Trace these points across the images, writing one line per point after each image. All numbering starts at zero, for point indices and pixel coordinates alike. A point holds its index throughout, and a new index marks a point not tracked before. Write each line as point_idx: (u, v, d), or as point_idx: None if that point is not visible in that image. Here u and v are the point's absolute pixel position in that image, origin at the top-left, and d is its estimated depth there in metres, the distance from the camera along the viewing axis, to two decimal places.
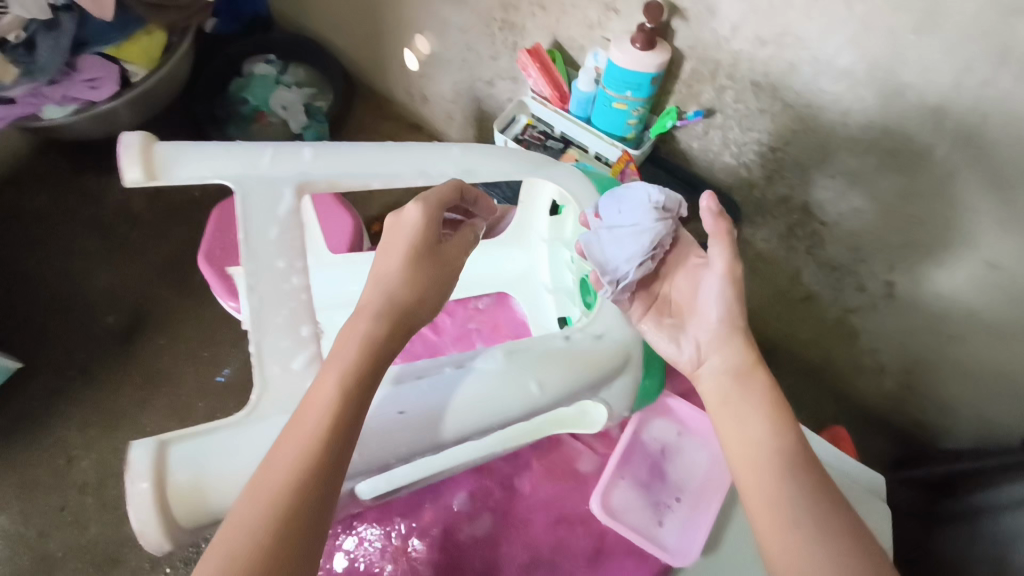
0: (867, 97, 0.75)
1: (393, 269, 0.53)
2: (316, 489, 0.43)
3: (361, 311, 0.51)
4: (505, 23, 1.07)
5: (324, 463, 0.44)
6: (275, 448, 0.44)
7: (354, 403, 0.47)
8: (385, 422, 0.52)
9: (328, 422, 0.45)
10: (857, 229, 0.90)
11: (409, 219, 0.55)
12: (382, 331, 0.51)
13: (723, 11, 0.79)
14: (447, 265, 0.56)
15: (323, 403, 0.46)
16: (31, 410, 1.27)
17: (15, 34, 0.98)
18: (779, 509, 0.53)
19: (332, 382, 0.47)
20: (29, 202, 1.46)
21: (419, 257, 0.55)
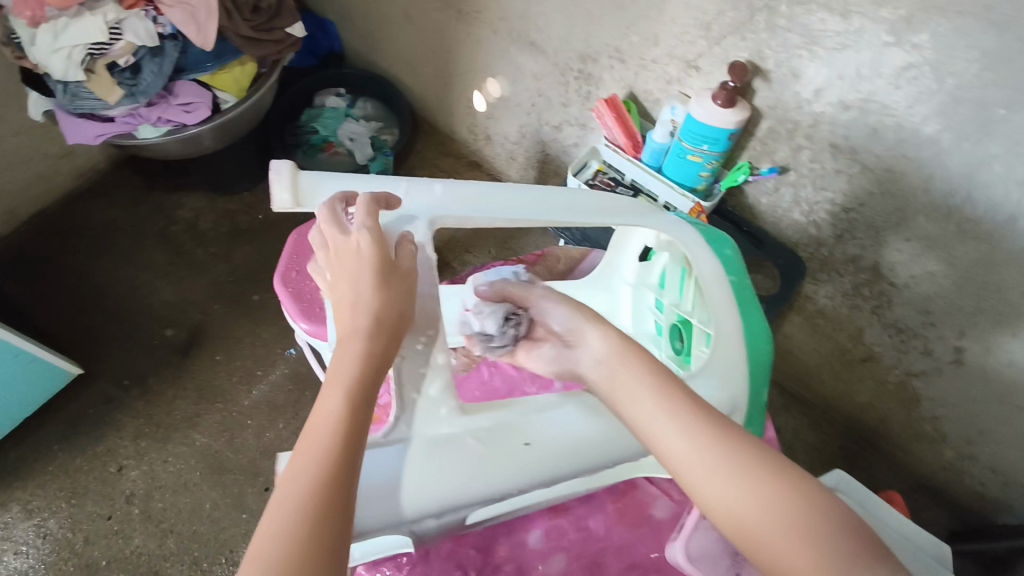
0: (952, 164, 0.77)
1: (372, 295, 0.49)
2: (326, 501, 0.40)
3: (353, 331, 0.48)
4: (580, 74, 1.12)
5: (340, 473, 0.41)
6: (291, 461, 0.43)
7: (360, 413, 0.45)
8: (505, 451, 0.53)
9: (336, 431, 0.43)
10: (932, 292, 0.90)
11: (363, 245, 0.51)
12: (382, 347, 0.48)
13: (808, 75, 0.81)
14: (410, 279, 0.53)
15: (334, 413, 0.44)
16: (87, 417, 1.29)
17: (125, 59, 1.05)
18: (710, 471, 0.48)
19: (337, 397, 0.45)
20: (101, 215, 1.52)
21: (401, 283, 0.52)
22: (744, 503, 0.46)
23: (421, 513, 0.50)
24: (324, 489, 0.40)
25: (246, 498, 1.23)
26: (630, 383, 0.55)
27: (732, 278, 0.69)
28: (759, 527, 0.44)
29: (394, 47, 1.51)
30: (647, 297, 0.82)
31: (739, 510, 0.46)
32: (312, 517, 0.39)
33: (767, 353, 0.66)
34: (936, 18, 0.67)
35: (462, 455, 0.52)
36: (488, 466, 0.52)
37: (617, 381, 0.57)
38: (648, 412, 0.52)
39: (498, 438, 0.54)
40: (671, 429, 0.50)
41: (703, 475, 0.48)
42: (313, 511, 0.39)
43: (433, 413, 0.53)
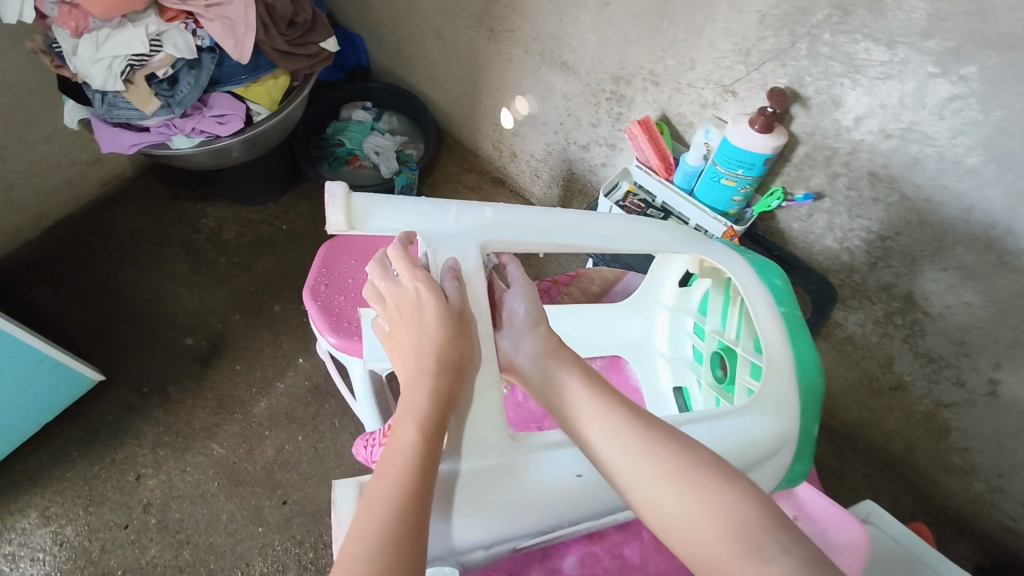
0: (995, 196, 0.76)
1: (436, 337, 0.54)
2: (408, 523, 0.43)
3: (421, 370, 0.52)
4: (613, 95, 1.12)
5: (416, 499, 0.44)
6: (369, 488, 0.45)
7: (432, 444, 0.48)
8: (557, 482, 0.54)
9: (412, 460, 0.46)
10: (968, 323, 0.89)
11: (421, 293, 0.56)
12: (449, 386, 0.53)
13: (849, 103, 0.81)
14: (470, 321, 0.57)
15: (408, 444, 0.47)
16: (107, 424, 1.28)
17: (164, 71, 1.08)
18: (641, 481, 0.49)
19: (410, 428, 0.48)
20: (127, 221, 1.53)
21: (460, 325, 0.56)
22: (667, 491, 0.48)
23: (473, 543, 0.52)
24: (404, 515, 0.43)
25: (262, 511, 1.22)
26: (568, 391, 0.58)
27: (782, 309, 0.71)
28: (685, 517, 0.46)
29: (422, 63, 1.52)
30: (685, 322, 0.87)
31: (666, 503, 0.47)
32: (394, 540, 0.41)
33: (818, 383, 0.67)
34: (985, 50, 0.67)
35: (515, 485, 0.53)
36: (540, 497, 0.53)
37: (560, 394, 0.58)
38: (580, 416, 0.55)
39: (550, 469, 0.54)
40: (600, 428, 0.53)
41: (630, 468, 0.50)
42: (395, 534, 0.42)
43: (488, 442, 0.54)
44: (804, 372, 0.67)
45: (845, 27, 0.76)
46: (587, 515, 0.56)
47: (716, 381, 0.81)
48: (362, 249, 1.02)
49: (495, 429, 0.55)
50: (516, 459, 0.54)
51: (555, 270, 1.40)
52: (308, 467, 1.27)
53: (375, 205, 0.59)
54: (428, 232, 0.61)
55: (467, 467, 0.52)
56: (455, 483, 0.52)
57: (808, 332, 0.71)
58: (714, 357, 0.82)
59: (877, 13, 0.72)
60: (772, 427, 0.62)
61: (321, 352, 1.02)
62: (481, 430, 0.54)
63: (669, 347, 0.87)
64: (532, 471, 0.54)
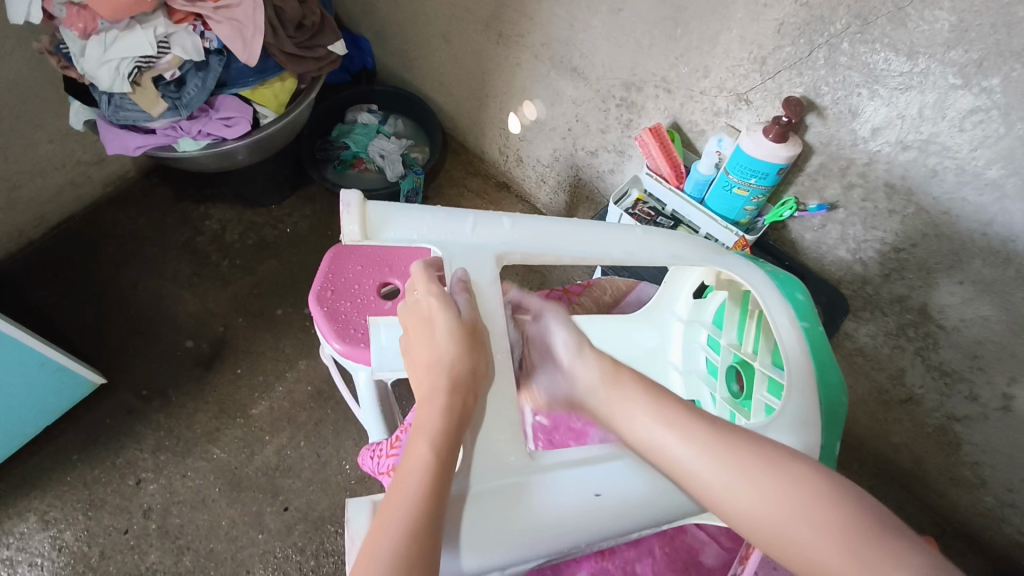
0: (1015, 210, 0.74)
1: (449, 354, 0.53)
2: (421, 549, 0.41)
3: (435, 388, 0.51)
4: (623, 101, 1.11)
5: (429, 521, 0.43)
6: (381, 509, 0.44)
7: (447, 464, 0.47)
8: (571, 503, 0.52)
9: (425, 481, 0.45)
10: (983, 336, 0.88)
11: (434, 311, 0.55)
12: (462, 403, 0.51)
13: (867, 114, 0.80)
14: (483, 337, 0.56)
15: (422, 464, 0.46)
16: (107, 428, 1.27)
17: (171, 73, 1.07)
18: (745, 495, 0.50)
19: (423, 447, 0.47)
20: (130, 223, 1.52)
21: (475, 342, 0.55)
22: (761, 499, 0.50)
23: (487, 568, 0.50)
24: (416, 539, 0.41)
25: (263, 518, 1.20)
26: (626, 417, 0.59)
27: (805, 325, 0.70)
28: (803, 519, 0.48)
29: (429, 66, 1.51)
30: (700, 334, 0.86)
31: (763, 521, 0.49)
32: (406, 565, 0.40)
33: (841, 401, 0.66)
34: (1009, 62, 0.66)
35: (529, 506, 0.51)
36: (555, 518, 0.52)
37: (616, 409, 0.60)
38: (647, 431, 0.56)
39: (564, 489, 0.53)
40: (669, 437, 0.55)
41: (732, 483, 0.51)
42: (409, 559, 0.40)
43: (501, 461, 0.53)
44: (827, 389, 0.66)
45: (865, 36, 0.75)
46: (604, 537, 0.54)
47: (731, 396, 0.80)
48: (368, 255, 1.01)
49: (511, 447, 0.53)
50: (530, 478, 0.53)
51: (561, 277, 1.40)
52: (310, 474, 1.25)
53: (391, 215, 0.58)
54: (444, 243, 0.60)
55: (479, 487, 0.51)
56: (468, 503, 0.50)
57: (830, 348, 0.70)
58: (729, 371, 0.81)
59: (898, 23, 0.72)
60: (793, 445, 0.61)
61: (326, 358, 1.01)
62: (496, 448, 0.53)
63: (682, 358, 0.87)
64: (547, 491, 0.52)
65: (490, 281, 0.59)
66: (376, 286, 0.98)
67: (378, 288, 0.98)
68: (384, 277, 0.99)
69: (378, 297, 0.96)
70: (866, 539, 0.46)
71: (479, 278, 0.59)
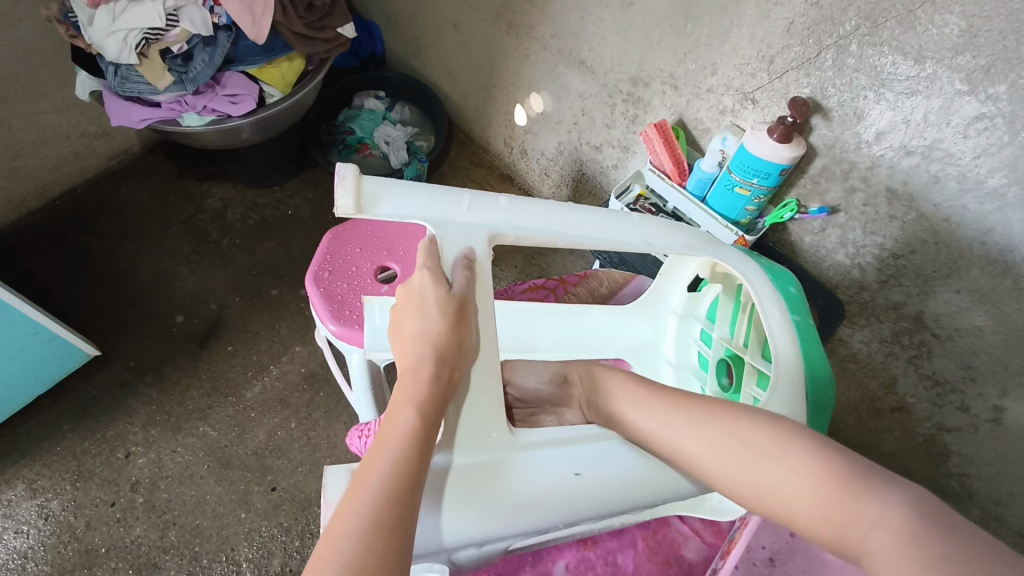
0: (1015, 220, 0.74)
1: (435, 327, 0.53)
2: (399, 504, 0.41)
3: (420, 358, 0.51)
4: (630, 97, 1.11)
5: (410, 481, 0.43)
6: (361, 467, 0.44)
7: (430, 429, 0.47)
8: (551, 480, 0.53)
9: (407, 444, 0.45)
10: (977, 346, 0.85)
11: (424, 286, 0.55)
12: (448, 375, 0.51)
13: (872, 117, 0.80)
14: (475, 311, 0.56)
15: (406, 428, 0.46)
16: (100, 400, 1.27)
17: (179, 46, 1.07)
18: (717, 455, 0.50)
19: (409, 412, 0.47)
20: (132, 197, 1.52)
21: (464, 315, 0.55)
22: (725, 455, 0.49)
23: (467, 541, 0.50)
24: (396, 495, 0.42)
25: (250, 497, 1.20)
26: (630, 407, 0.58)
27: (796, 318, 0.70)
28: (804, 500, 0.43)
29: (438, 54, 1.50)
30: (693, 328, 0.86)
31: (732, 472, 0.48)
32: (386, 519, 0.40)
33: (831, 400, 0.66)
34: (1017, 69, 0.66)
35: (508, 481, 0.52)
36: (534, 495, 0.52)
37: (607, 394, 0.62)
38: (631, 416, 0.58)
39: (544, 468, 0.53)
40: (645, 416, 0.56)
41: (687, 442, 0.52)
42: (388, 513, 0.41)
43: (486, 437, 0.53)
44: (815, 384, 0.65)
45: (874, 38, 0.75)
46: (584, 518, 0.54)
47: (720, 389, 0.80)
48: (366, 238, 1.01)
49: (495, 424, 0.53)
50: (510, 455, 0.53)
51: (560, 270, 1.40)
52: (300, 455, 1.25)
53: (386, 190, 0.58)
54: (438, 221, 0.60)
55: (461, 460, 0.51)
56: (450, 474, 0.50)
57: (821, 343, 0.70)
58: (720, 365, 0.80)
59: (907, 26, 0.72)
60: None
61: (320, 339, 1.01)
62: (482, 424, 0.53)
63: (675, 352, 0.87)
64: (527, 468, 0.53)
65: (483, 257, 0.59)
66: (373, 269, 0.98)
67: (375, 271, 0.97)
68: (382, 261, 0.99)
69: (374, 281, 0.96)
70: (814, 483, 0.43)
71: (471, 254, 0.59)
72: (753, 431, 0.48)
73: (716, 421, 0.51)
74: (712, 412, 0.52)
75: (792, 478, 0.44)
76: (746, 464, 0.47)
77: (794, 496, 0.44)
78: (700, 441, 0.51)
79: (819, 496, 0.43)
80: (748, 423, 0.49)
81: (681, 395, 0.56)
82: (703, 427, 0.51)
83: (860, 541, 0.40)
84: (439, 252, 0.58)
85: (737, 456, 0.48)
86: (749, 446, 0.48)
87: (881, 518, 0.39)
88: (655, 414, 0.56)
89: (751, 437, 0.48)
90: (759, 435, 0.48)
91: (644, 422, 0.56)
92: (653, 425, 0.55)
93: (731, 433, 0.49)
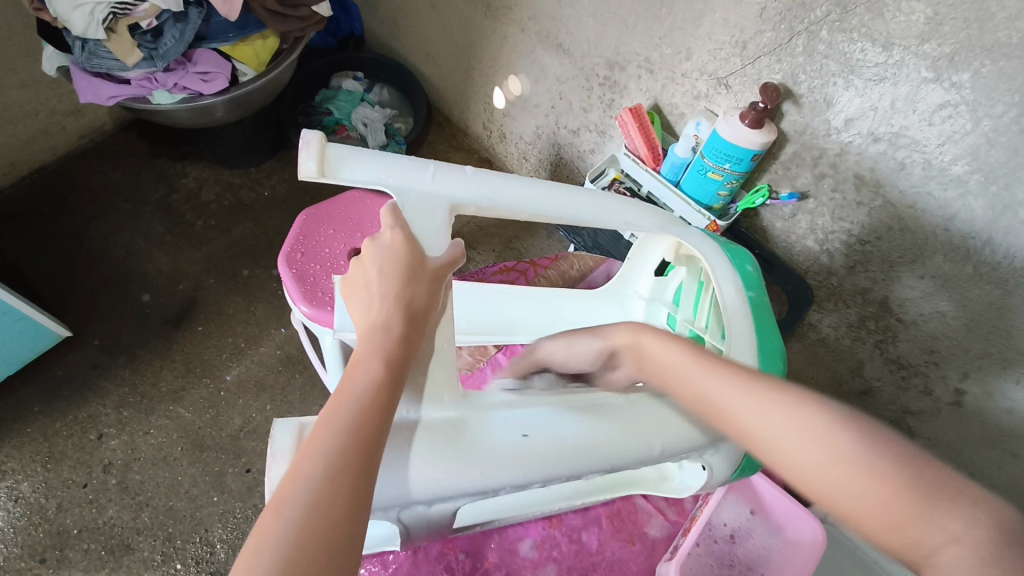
0: (977, 206, 0.75)
1: (395, 286, 0.50)
2: (357, 457, 0.40)
3: (386, 316, 0.48)
4: (607, 80, 1.11)
5: (372, 433, 0.42)
6: (320, 416, 0.42)
7: (392, 387, 0.45)
8: (506, 443, 0.51)
9: (371, 395, 0.43)
10: (939, 331, 0.87)
11: (392, 243, 0.53)
12: (414, 336, 0.49)
13: (841, 104, 0.81)
14: (441, 275, 0.54)
15: (369, 377, 0.44)
16: (71, 382, 1.26)
17: (148, 21, 1.05)
18: (771, 430, 0.48)
19: (372, 365, 0.45)
20: (103, 176, 1.49)
21: (431, 275, 0.53)
22: (789, 431, 0.47)
23: (420, 500, 0.49)
24: (361, 443, 0.41)
25: (224, 478, 1.20)
26: (666, 366, 0.58)
27: (751, 294, 0.72)
28: (867, 497, 0.43)
29: (417, 35, 1.49)
30: (660, 314, 0.86)
31: (787, 448, 0.47)
32: (350, 464, 0.40)
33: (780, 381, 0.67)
34: (980, 58, 0.67)
35: (462, 441, 0.51)
36: (488, 457, 0.51)
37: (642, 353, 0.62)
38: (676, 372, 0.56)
39: (500, 429, 0.52)
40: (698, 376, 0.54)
41: (739, 407, 0.51)
42: (353, 460, 0.40)
43: (440, 400, 0.52)
44: (768, 359, 0.67)
45: (843, 25, 0.76)
46: (537, 481, 0.53)
47: None
48: (340, 218, 1.00)
49: (447, 387, 0.53)
50: (468, 419, 0.52)
51: (537, 254, 1.40)
52: None
53: (351, 156, 0.58)
54: (401, 188, 0.59)
55: (423, 418, 0.51)
56: (412, 432, 0.50)
57: (775, 322, 0.72)
58: None
59: (876, 13, 0.72)
60: None
61: (293, 322, 1.00)
62: (434, 386, 0.53)
63: None
64: (483, 432, 0.52)
65: (445, 222, 0.59)
66: (346, 251, 0.97)
67: (348, 253, 0.97)
68: (356, 242, 0.98)
69: (348, 262, 0.96)
70: (891, 484, 0.42)
71: (434, 219, 0.58)
72: (812, 420, 0.47)
73: (780, 402, 0.49)
74: (768, 391, 0.50)
75: (867, 470, 0.43)
76: (807, 454, 0.46)
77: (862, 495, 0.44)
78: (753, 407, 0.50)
79: (911, 501, 0.41)
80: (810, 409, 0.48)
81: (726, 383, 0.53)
82: (761, 400, 0.50)
83: (932, 552, 0.40)
84: (402, 214, 0.57)
85: (799, 437, 0.47)
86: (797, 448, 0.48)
87: (961, 534, 0.39)
88: (710, 386, 0.53)
89: (815, 427, 0.46)
90: (830, 426, 0.46)
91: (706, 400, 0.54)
92: (705, 393, 0.53)
93: (794, 415, 0.48)
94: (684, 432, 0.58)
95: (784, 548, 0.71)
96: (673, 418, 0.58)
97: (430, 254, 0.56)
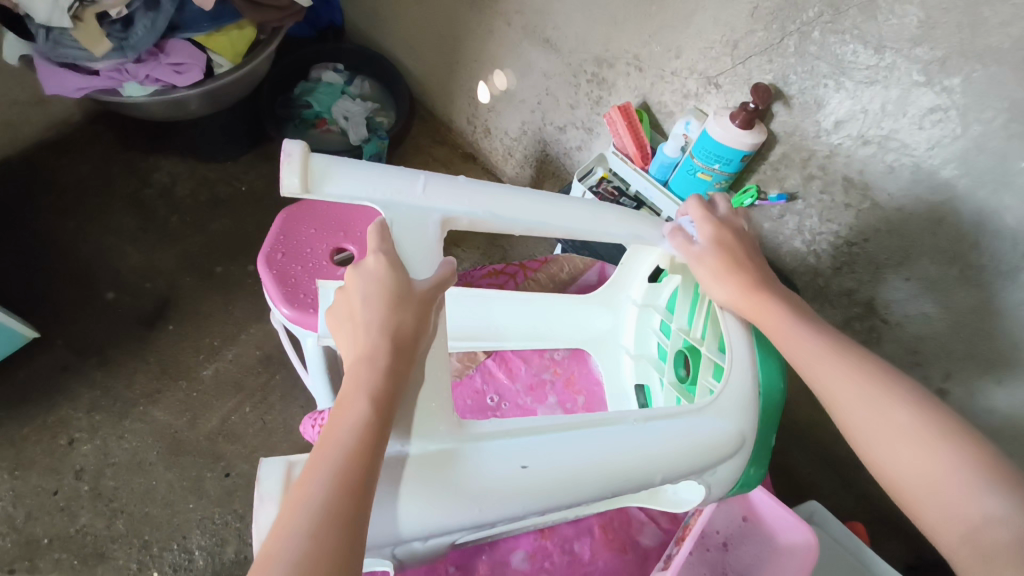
0: (965, 211, 0.75)
1: (382, 315, 0.47)
2: (344, 510, 0.40)
3: (373, 351, 0.46)
4: (594, 77, 1.10)
5: (360, 481, 0.41)
6: (308, 464, 0.42)
7: (379, 428, 0.44)
8: (499, 477, 0.50)
9: (359, 439, 0.42)
10: (924, 333, 0.88)
11: (377, 268, 0.49)
12: (403, 367, 0.47)
13: (831, 106, 0.81)
14: (433, 297, 0.51)
15: (357, 419, 0.43)
16: (40, 384, 1.21)
17: (117, 11, 1.01)
18: (847, 396, 0.55)
19: (361, 406, 0.44)
20: (72, 170, 1.43)
21: (422, 299, 0.50)
22: (866, 410, 0.53)
23: (415, 535, 0.48)
24: (346, 494, 0.40)
25: (202, 483, 1.17)
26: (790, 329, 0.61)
27: None
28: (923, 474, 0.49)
29: (399, 27, 1.46)
30: (653, 319, 0.85)
31: (865, 421, 0.53)
32: (337, 518, 0.39)
33: (778, 399, 0.67)
34: (972, 62, 0.67)
35: (458, 473, 0.49)
36: (482, 490, 0.49)
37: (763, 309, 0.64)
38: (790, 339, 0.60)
39: (493, 460, 0.50)
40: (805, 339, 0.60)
41: (833, 377, 0.56)
42: (340, 512, 0.39)
43: (434, 429, 0.50)
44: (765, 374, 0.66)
45: (836, 26, 0.75)
46: (531, 513, 0.52)
47: (677, 380, 0.78)
48: (322, 218, 0.97)
49: (441, 416, 0.51)
50: (460, 449, 0.50)
51: (522, 252, 1.39)
52: (255, 439, 1.22)
53: (336, 167, 0.56)
54: (390, 203, 0.57)
55: (415, 450, 0.49)
56: (402, 466, 0.48)
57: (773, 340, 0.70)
58: (678, 357, 0.79)
59: (869, 15, 0.72)
60: (729, 435, 0.61)
61: (274, 324, 0.97)
62: (426, 414, 0.50)
63: (635, 343, 0.86)
64: (479, 464, 0.50)
65: (435, 237, 0.57)
66: (329, 251, 0.94)
67: (331, 253, 0.94)
68: (339, 242, 0.95)
69: (330, 263, 0.93)
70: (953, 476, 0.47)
71: (422, 234, 0.57)
72: (896, 408, 0.52)
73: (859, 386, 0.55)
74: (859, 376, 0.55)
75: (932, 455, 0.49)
76: (875, 432, 0.52)
77: (952, 468, 0.48)
78: (841, 378, 0.56)
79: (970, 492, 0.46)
80: (894, 401, 0.53)
81: (882, 368, 0.56)
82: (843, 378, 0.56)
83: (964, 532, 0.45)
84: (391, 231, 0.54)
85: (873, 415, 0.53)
86: (892, 415, 0.52)
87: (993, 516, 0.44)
88: (813, 355, 0.58)
89: (896, 413, 0.52)
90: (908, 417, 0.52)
91: (817, 376, 0.58)
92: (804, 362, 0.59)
93: (875, 401, 0.53)
94: (680, 461, 0.57)
95: (773, 553, 0.72)
96: (670, 444, 0.57)
97: (419, 276, 0.54)
